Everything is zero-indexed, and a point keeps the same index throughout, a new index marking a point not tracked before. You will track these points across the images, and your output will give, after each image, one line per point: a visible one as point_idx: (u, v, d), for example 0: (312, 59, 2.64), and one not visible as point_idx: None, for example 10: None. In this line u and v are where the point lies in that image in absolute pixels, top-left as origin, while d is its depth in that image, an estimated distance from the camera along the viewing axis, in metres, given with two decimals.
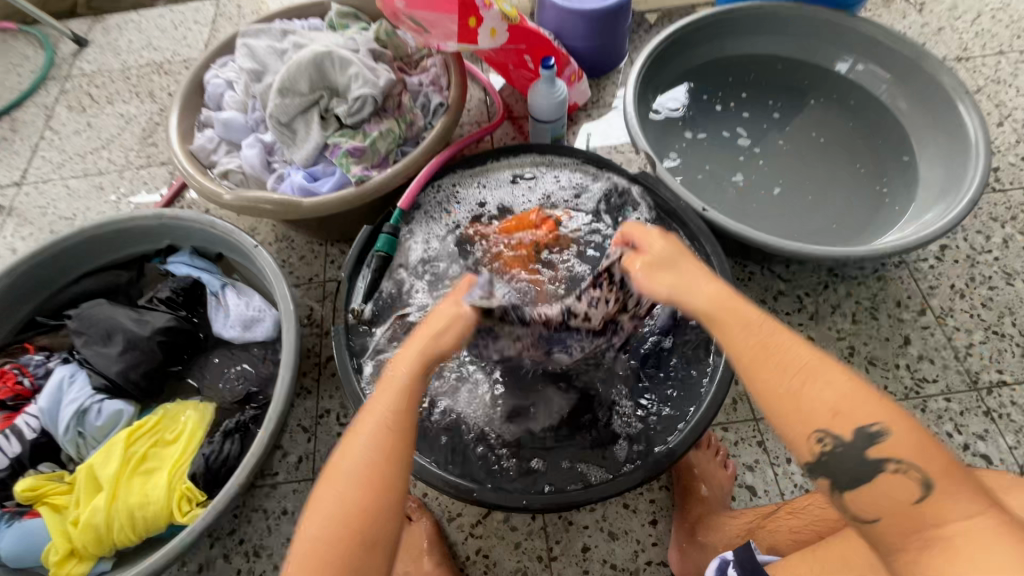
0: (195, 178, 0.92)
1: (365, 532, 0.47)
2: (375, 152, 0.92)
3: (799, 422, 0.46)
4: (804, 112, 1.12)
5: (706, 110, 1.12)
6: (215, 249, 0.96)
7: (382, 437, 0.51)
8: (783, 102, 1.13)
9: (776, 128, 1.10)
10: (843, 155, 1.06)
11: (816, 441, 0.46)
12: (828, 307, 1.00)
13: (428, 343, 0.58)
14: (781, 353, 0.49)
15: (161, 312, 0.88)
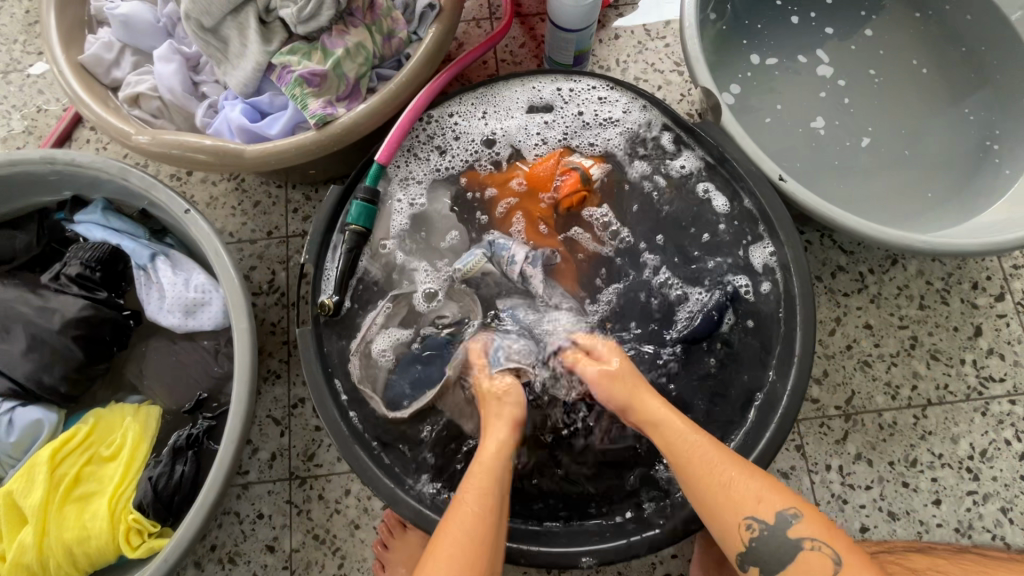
0: (89, 109, 0.67)
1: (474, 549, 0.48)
2: (340, 78, 0.67)
3: (725, 513, 0.50)
4: (904, 28, 0.86)
5: (777, 21, 0.86)
6: (137, 204, 0.73)
7: (475, 489, 0.52)
8: (880, 11, 0.86)
9: (866, 51, 0.86)
10: (946, 94, 0.83)
11: (744, 529, 0.50)
12: (894, 287, 0.85)
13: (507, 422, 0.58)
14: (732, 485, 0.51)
15: (72, 295, 0.68)
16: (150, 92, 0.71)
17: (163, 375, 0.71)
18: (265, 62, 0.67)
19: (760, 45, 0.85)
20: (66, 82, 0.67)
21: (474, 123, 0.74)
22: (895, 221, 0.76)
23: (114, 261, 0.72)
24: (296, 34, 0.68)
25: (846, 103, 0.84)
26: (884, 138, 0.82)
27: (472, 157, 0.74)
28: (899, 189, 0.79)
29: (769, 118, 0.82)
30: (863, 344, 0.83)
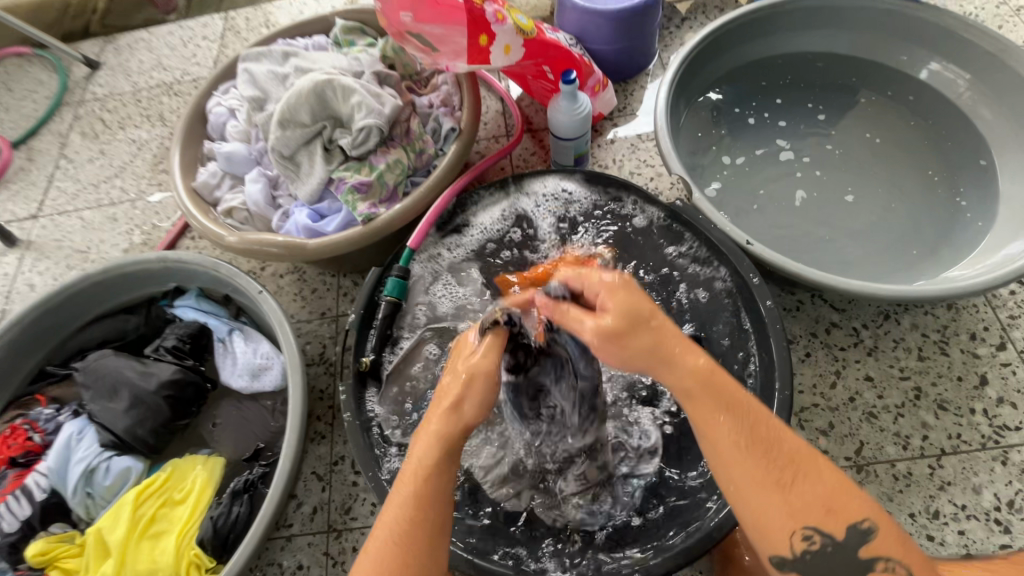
0: (195, 218, 0.88)
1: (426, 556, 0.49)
2: (382, 185, 0.86)
3: (765, 539, 0.48)
4: (855, 112, 0.99)
5: (739, 122, 1.01)
6: (222, 290, 0.92)
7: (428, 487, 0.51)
8: (830, 102, 1.01)
9: (824, 137, 0.99)
10: (906, 157, 0.94)
11: (799, 536, 0.46)
12: (889, 341, 0.89)
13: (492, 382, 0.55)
14: (780, 443, 0.47)
15: (166, 363, 0.84)
16: (240, 205, 0.92)
17: (229, 430, 0.84)
18: (326, 176, 0.88)
19: (729, 139, 1.00)
20: (182, 201, 0.90)
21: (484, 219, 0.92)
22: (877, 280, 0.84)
23: (200, 335, 0.89)
24: (352, 157, 0.89)
25: (816, 174, 0.95)
26: (858, 205, 0.92)
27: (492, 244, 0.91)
28: (877, 250, 0.87)
29: (755, 204, 0.94)
30: (866, 396, 0.86)
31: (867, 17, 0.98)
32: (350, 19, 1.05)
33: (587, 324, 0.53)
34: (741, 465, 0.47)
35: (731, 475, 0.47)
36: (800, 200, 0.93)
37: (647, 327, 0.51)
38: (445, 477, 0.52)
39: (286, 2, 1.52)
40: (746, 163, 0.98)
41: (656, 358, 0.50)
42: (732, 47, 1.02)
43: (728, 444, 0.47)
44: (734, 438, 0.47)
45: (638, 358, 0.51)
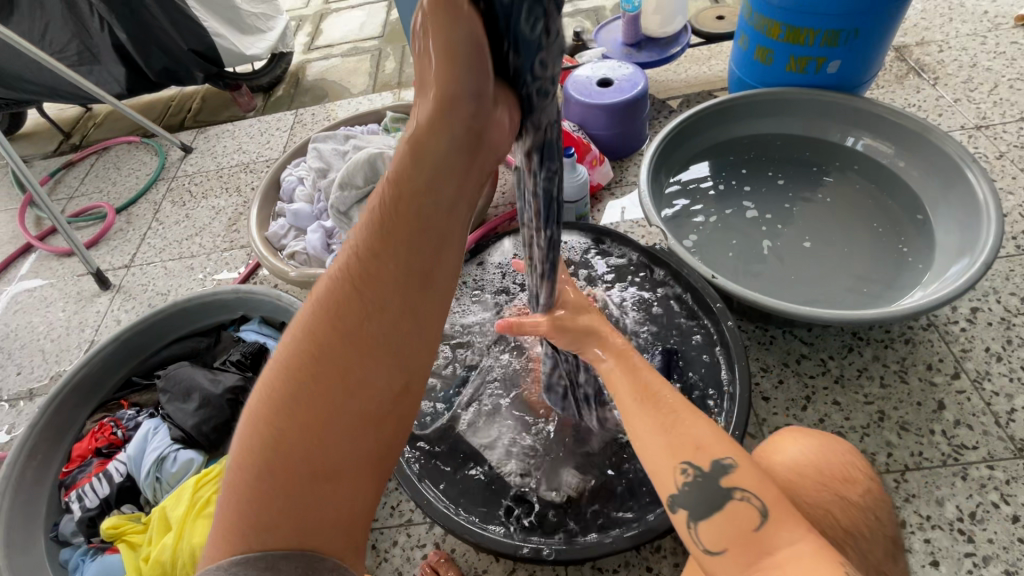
0: (267, 257, 1.09)
1: (360, 408, 0.47)
2: None
3: (658, 482, 0.56)
4: (809, 180, 1.20)
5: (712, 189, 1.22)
6: (280, 317, 1.11)
7: (346, 341, 0.48)
8: (787, 172, 1.22)
9: (784, 198, 1.18)
10: (853, 215, 1.12)
11: (681, 472, 0.54)
12: (854, 370, 1.01)
13: (442, 155, 0.48)
14: (666, 401, 0.58)
15: (231, 373, 1.02)
16: (301, 249, 1.14)
17: None
18: None
19: (704, 201, 1.20)
20: (257, 245, 1.12)
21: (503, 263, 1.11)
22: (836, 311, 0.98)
23: (260, 353, 1.07)
24: None
25: (779, 228, 1.13)
26: (817, 250, 1.08)
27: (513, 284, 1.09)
28: (836, 287, 1.02)
29: (731, 253, 1.10)
30: (834, 418, 0.96)
31: (812, 108, 1.22)
32: (398, 111, 1.34)
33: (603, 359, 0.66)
34: (641, 415, 0.58)
35: (633, 424, 0.59)
36: (766, 249, 1.09)
37: (593, 339, 0.67)
38: (350, 313, 0.48)
39: (346, 102, 1.87)
40: (720, 220, 1.16)
41: (473, 167, 0.50)
42: (704, 130, 1.25)
43: (629, 405, 0.59)
44: (633, 395, 0.60)
45: (621, 378, 0.62)
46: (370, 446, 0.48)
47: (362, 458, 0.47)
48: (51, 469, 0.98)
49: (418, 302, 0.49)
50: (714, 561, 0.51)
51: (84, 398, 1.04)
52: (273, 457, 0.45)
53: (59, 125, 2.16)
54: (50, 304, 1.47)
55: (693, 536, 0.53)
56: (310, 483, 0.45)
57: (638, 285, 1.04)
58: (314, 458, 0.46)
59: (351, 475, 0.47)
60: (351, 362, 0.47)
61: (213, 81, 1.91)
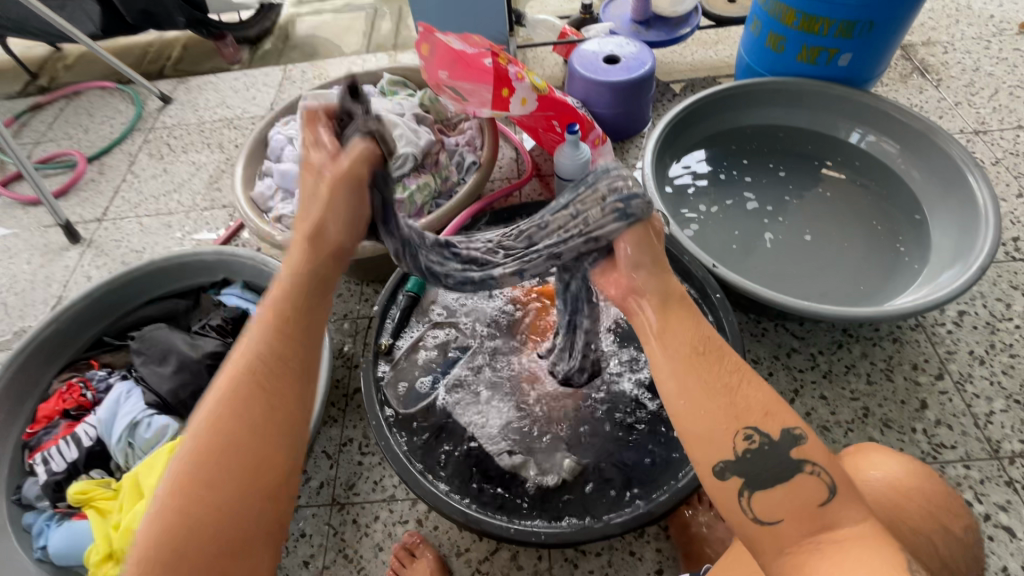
0: (252, 219, 1.04)
1: (242, 452, 0.44)
2: (412, 203, 1.03)
3: (708, 448, 0.49)
4: (810, 174, 1.19)
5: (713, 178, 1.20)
6: (264, 283, 1.07)
7: (245, 415, 0.45)
8: (789, 164, 1.21)
9: (784, 190, 1.17)
10: (851, 211, 1.12)
11: (745, 440, 0.49)
12: (842, 366, 1.02)
13: (332, 241, 0.53)
14: (724, 357, 0.52)
15: (211, 338, 0.97)
16: (289, 213, 1.09)
17: None
18: None
19: (706, 189, 1.18)
20: (241, 206, 1.07)
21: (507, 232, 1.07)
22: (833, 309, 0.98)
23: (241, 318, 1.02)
24: (388, 179, 1.07)
25: (779, 220, 1.12)
26: (816, 244, 1.08)
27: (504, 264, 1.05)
28: (833, 283, 1.02)
29: (734, 245, 1.08)
30: (820, 412, 0.97)
31: (817, 100, 1.21)
32: (395, 74, 1.27)
33: (645, 311, 0.56)
34: (696, 374, 0.50)
35: (685, 384, 0.50)
36: (767, 242, 1.08)
37: (668, 293, 0.56)
38: (275, 353, 0.49)
39: (339, 61, 1.79)
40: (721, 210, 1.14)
41: (327, 252, 0.53)
42: (709, 116, 1.23)
43: (676, 360, 0.52)
44: (685, 348, 0.52)
45: (676, 325, 0.54)
46: (265, 505, 0.44)
47: (262, 533, 0.44)
48: (13, 430, 0.93)
49: (291, 390, 0.48)
50: (765, 535, 0.48)
51: (51, 357, 0.98)
52: (159, 562, 0.40)
53: (25, 63, 2.02)
54: (14, 255, 1.38)
55: (741, 505, 0.49)
56: (217, 509, 0.42)
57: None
58: (213, 495, 0.43)
59: (249, 560, 0.43)
60: (254, 441, 0.45)
61: (196, 28, 1.80)
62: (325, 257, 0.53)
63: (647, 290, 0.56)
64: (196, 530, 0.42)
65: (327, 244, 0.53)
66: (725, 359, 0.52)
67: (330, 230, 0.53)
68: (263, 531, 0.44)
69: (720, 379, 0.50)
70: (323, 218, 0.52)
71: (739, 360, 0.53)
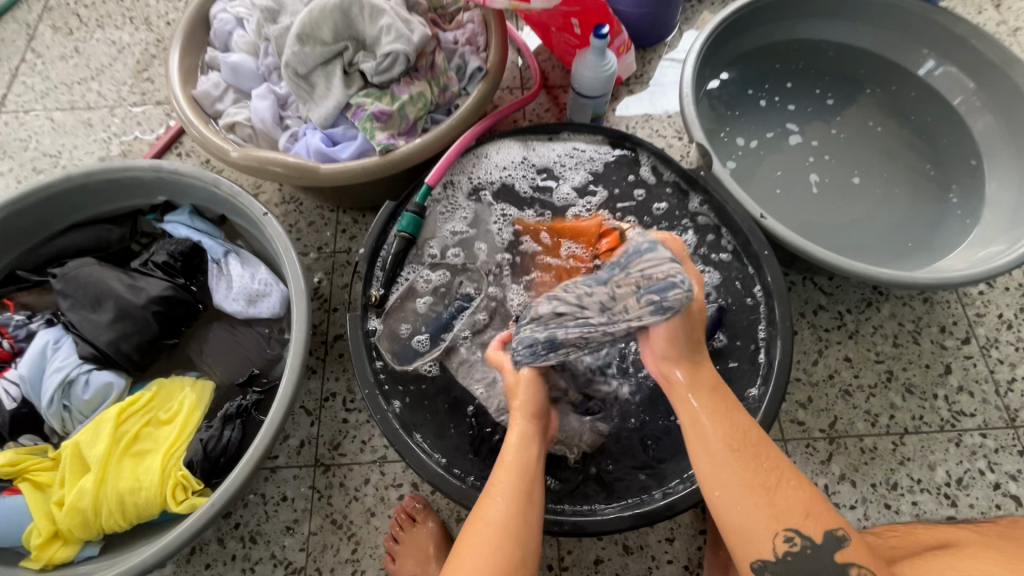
0: (197, 129, 0.82)
1: (505, 547, 0.53)
2: (402, 118, 0.83)
3: (748, 545, 0.51)
4: (859, 105, 1.04)
5: (750, 106, 1.03)
6: (219, 210, 0.87)
7: (495, 516, 0.55)
8: (837, 91, 1.05)
9: (828, 123, 1.03)
10: (902, 152, 0.99)
11: (785, 540, 0.50)
12: (870, 326, 0.95)
13: (537, 419, 0.65)
14: (762, 449, 0.54)
15: (156, 278, 0.80)
16: (244, 122, 0.87)
17: (220, 354, 0.81)
18: (343, 100, 0.83)
19: (743, 117, 1.02)
20: (180, 107, 0.84)
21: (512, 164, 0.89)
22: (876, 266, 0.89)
23: (193, 254, 0.84)
24: (372, 83, 0.85)
25: (823, 159, 0.98)
26: (863, 187, 0.96)
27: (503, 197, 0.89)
28: (878, 235, 0.92)
29: (777, 189, 0.95)
30: (843, 374, 0.91)
31: (880, 13, 1.02)
32: None
33: (678, 377, 0.59)
34: (732, 469, 0.52)
35: (719, 476, 0.53)
36: (810, 185, 0.96)
37: (698, 368, 0.59)
38: (533, 499, 0.58)
39: None
40: (759, 147, 0.99)
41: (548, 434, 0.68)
42: (755, 26, 1.03)
43: (722, 442, 0.54)
44: (722, 445, 0.54)
45: (708, 396, 0.57)
46: None
47: None
48: None
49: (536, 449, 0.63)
50: None
51: None
52: None
53: None
54: None
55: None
56: None
57: (666, 210, 0.86)
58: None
59: None
60: (494, 538, 0.53)
61: None
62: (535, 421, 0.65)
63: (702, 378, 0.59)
64: None
65: (535, 422, 0.65)
66: (767, 452, 0.54)
67: (536, 396, 0.67)
68: None
69: (759, 476, 0.52)
70: (526, 416, 0.65)
71: (779, 454, 0.54)
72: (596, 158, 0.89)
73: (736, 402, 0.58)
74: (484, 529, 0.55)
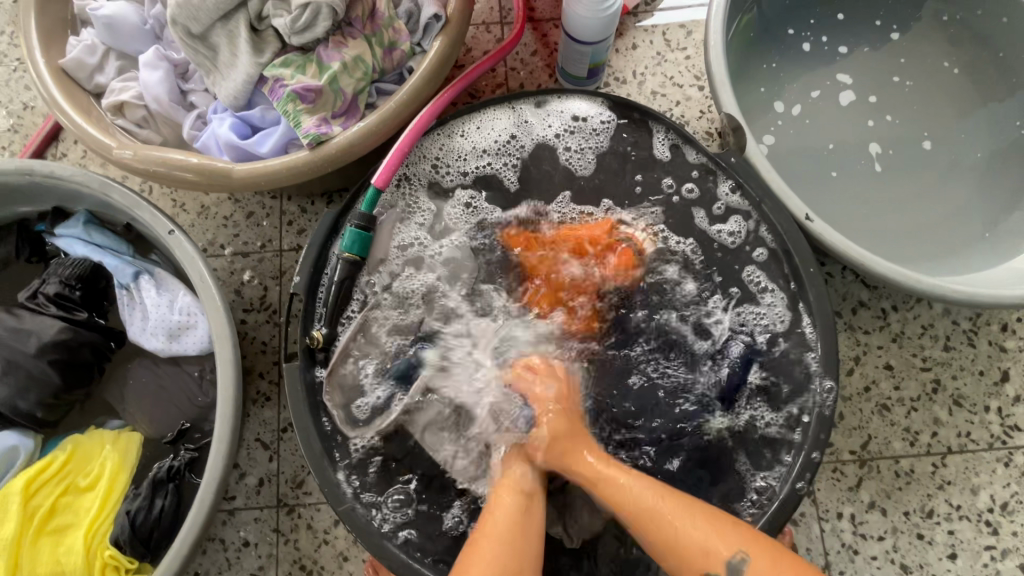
0: (67, 119, 0.62)
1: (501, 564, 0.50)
2: (337, 93, 0.63)
3: None
4: (933, 39, 0.81)
5: (789, 51, 0.80)
6: (121, 218, 0.70)
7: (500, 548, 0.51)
8: (904, 20, 0.81)
9: (889, 68, 0.81)
10: (980, 106, 0.78)
11: (711, 575, 0.49)
12: (917, 326, 0.80)
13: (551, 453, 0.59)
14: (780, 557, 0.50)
15: (50, 316, 0.65)
16: (135, 101, 0.66)
17: (144, 401, 0.68)
18: (258, 73, 0.64)
19: (781, 66, 0.80)
20: (45, 88, 0.63)
21: (489, 142, 0.72)
22: (946, 256, 0.73)
23: (94, 279, 0.68)
24: (295, 48, 0.64)
25: (886, 120, 0.79)
26: (939, 152, 0.78)
27: (482, 182, 0.72)
28: (940, 220, 0.75)
29: (835, 171, 0.77)
30: (882, 386, 0.79)
31: None
32: None
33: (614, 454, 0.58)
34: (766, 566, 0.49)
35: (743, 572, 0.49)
36: (870, 155, 0.78)
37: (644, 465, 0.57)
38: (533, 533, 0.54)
39: None
40: (804, 114, 0.79)
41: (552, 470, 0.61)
42: None
43: (644, 488, 0.54)
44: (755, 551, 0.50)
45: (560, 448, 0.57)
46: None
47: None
48: None
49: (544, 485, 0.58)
50: None
51: None
52: None
53: None
54: None
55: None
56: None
57: (696, 197, 0.70)
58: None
59: None
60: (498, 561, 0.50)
61: None
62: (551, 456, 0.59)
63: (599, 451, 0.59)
64: None
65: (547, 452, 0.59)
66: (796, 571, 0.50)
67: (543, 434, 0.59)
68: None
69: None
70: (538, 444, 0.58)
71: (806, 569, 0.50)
72: (604, 131, 0.72)
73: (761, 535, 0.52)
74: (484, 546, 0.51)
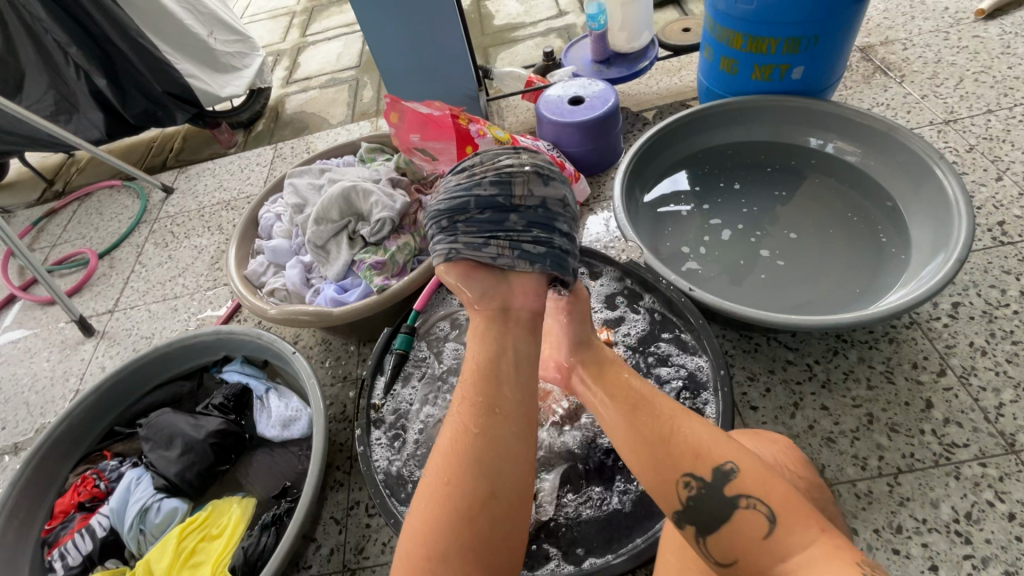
0: (247, 297, 1.08)
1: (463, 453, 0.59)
2: (394, 263, 1.08)
3: (662, 493, 0.59)
4: (766, 185, 1.20)
5: (677, 206, 1.21)
6: (262, 357, 1.10)
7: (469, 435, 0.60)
8: (743, 178, 1.22)
9: (739, 205, 1.18)
10: (821, 215, 1.12)
11: (684, 487, 0.57)
12: (840, 373, 1.00)
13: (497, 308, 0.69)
14: (649, 405, 0.63)
15: (213, 416, 1.01)
16: (281, 286, 1.14)
17: (262, 475, 0.97)
18: (349, 259, 1.10)
19: (673, 221, 1.18)
20: (236, 283, 1.12)
21: None
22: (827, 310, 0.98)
23: (243, 394, 1.06)
24: (370, 244, 1.12)
25: (760, 235, 1.13)
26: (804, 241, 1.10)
27: None
28: (820, 293, 1.01)
29: (734, 272, 1.08)
30: (824, 423, 0.95)
31: (772, 114, 1.22)
32: (372, 141, 1.34)
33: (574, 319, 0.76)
34: (628, 428, 0.62)
35: (624, 435, 0.63)
36: (764, 257, 1.09)
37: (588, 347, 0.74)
38: (483, 429, 0.60)
39: (324, 133, 1.87)
40: (709, 250, 1.12)
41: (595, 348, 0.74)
42: (672, 145, 1.24)
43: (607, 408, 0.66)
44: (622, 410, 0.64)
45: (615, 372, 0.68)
46: (452, 490, 0.57)
47: (472, 501, 0.56)
48: (33, 524, 0.96)
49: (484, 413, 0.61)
50: (721, 572, 0.55)
51: (67, 450, 1.03)
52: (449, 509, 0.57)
53: (27, 170, 2.17)
54: (35, 354, 1.45)
55: (697, 542, 0.57)
56: (452, 487, 0.57)
57: None
58: (448, 481, 0.58)
59: (482, 518, 0.56)
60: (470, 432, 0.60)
61: (192, 121, 1.92)
62: (490, 347, 0.66)
63: (582, 341, 0.75)
64: (455, 492, 0.57)
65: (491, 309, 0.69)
66: (643, 405, 0.63)
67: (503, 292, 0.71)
68: (480, 493, 0.57)
69: (670, 412, 0.62)
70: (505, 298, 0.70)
71: (663, 405, 0.63)
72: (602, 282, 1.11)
73: (663, 405, 0.63)
74: (451, 435, 0.61)
